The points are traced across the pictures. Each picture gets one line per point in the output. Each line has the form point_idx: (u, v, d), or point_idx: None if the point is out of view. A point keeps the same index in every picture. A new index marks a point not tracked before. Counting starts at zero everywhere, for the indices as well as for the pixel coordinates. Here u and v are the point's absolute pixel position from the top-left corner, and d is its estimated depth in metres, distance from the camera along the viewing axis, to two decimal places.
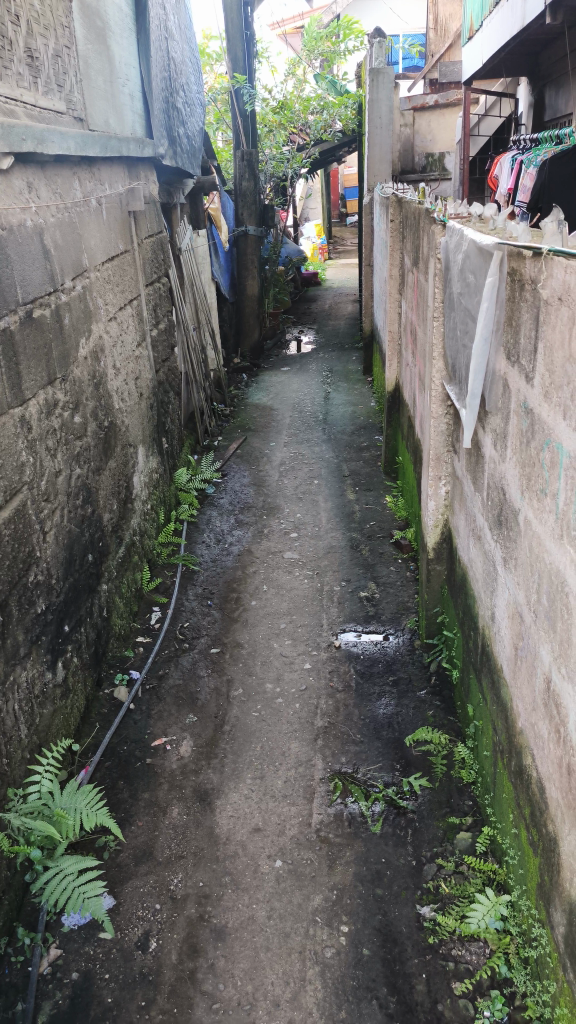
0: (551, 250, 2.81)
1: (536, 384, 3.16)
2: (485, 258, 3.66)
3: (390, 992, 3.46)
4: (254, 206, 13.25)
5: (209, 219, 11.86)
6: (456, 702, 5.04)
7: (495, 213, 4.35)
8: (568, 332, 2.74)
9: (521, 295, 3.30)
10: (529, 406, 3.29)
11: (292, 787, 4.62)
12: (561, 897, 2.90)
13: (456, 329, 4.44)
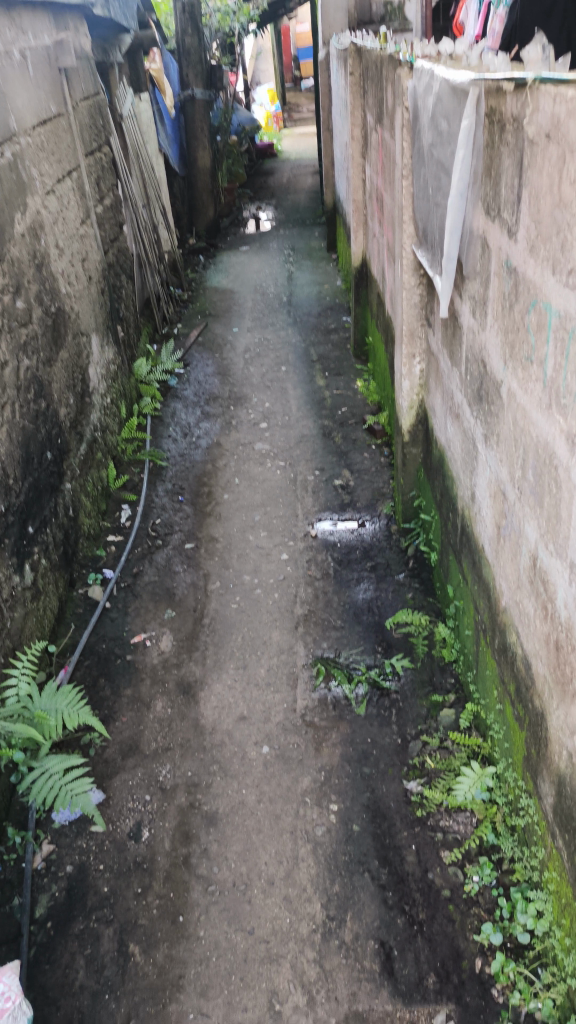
0: (538, 78, 2.48)
1: (519, 239, 2.89)
2: (459, 99, 3.29)
3: (382, 864, 3.55)
4: (200, 65, 12.13)
5: (151, 81, 10.79)
6: (435, 582, 4.98)
7: (468, 50, 3.91)
8: (557, 174, 2.45)
9: (502, 139, 2.98)
10: (512, 264, 3.03)
11: (275, 674, 4.62)
12: (549, 768, 2.91)
13: (428, 187, 4.08)
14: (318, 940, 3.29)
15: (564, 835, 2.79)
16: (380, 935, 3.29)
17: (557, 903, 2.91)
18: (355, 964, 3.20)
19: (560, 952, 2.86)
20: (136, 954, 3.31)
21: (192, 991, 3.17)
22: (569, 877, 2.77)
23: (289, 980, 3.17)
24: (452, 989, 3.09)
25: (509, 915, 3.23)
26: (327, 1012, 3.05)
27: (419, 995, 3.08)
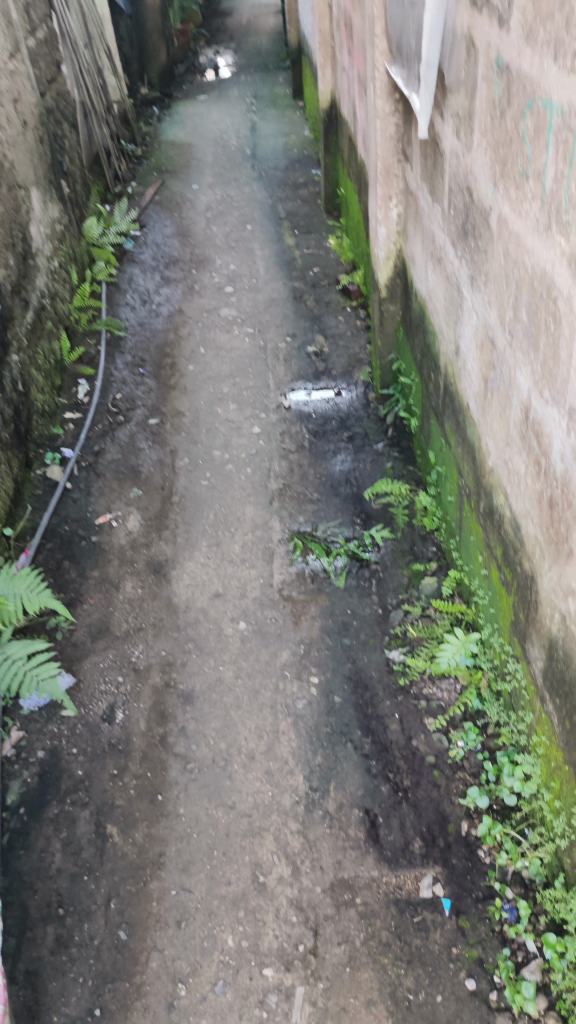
0: None
1: (513, 23, 2.38)
2: None
3: (364, 734, 3.48)
4: None
5: None
6: (415, 452, 4.65)
7: None
8: None
9: None
10: (503, 64, 2.51)
11: (250, 549, 4.39)
12: (539, 632, 2.72)
13: None
14: (301, 812, 3.25)
15: (554, 698, 2.64)
16: (365, 804, 3.25)
17: (546, 767, 2.81)
18: (340, 834, 3.16)
19: (549, 814, 2.79)
20: (114, 835, 3.25)
21: (174, 868, 3.13)
22: (561, 743, 2.63)
23: (273, 851, 3.13)
24: (438, 853, 3.07)
25: (495, 778, 3.18)
26: (312, 880, 3.03)
27: (404, 859, 3.07)
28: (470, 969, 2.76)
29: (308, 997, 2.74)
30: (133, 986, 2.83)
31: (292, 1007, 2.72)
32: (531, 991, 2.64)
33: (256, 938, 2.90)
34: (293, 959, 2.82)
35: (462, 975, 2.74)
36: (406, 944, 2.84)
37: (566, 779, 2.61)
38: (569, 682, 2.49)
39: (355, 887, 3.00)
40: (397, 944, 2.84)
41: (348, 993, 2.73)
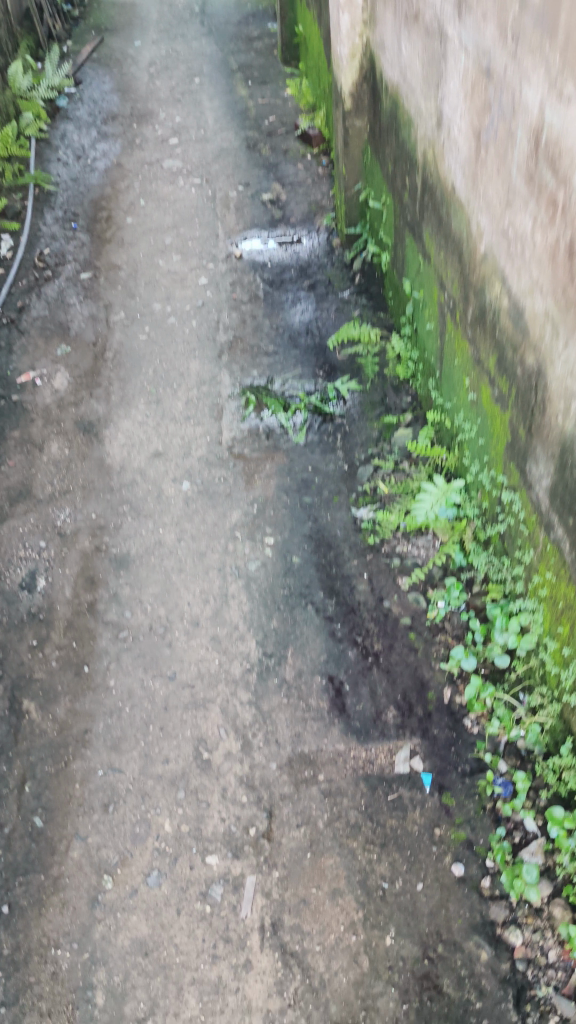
0: None
1: None
2: None
3: (328, 595, 2.97)
4: None
5: None
6: (386, 291, 3.99)
7: None
8: None
9: None
10: None
11: (195, 407, 3.73)
12: (546, 439, 2.17)
13: None
14: (253, 681, 2.75)
15: (565, 516, 2.11)
16: (328, 669, 2.76)
17: (550, 611, 2.27)
18: (299, 706, 2.67)
19: (554, 667, 2.26)
20: (32, 710, 2.78)
21: (101, 746, 2.66)
22: (572, 573, 2.10)
23: (220, 725, 2.65)
24: (416, 723, 2.57)
25: (483, 639, 2.68)
26: (266, 756, 2.55)
27: (376, 731, 2.57)
28: (457, 854, 2.26)
29: (260, 888, 2.27)
30: (49, 879, 2.38)
31: (240, 900, 2.26)
32: (534, 876, 2.16)
33: (199, 823, 2.43)
34: (242, 845, 2.36)
35: (448, 860, 2.25)
36: (379, 826, 2.35)
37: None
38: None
39: (318, 764, 2.52)
40: (368, 825, 2.36)
41: (308, 882, 2.26)
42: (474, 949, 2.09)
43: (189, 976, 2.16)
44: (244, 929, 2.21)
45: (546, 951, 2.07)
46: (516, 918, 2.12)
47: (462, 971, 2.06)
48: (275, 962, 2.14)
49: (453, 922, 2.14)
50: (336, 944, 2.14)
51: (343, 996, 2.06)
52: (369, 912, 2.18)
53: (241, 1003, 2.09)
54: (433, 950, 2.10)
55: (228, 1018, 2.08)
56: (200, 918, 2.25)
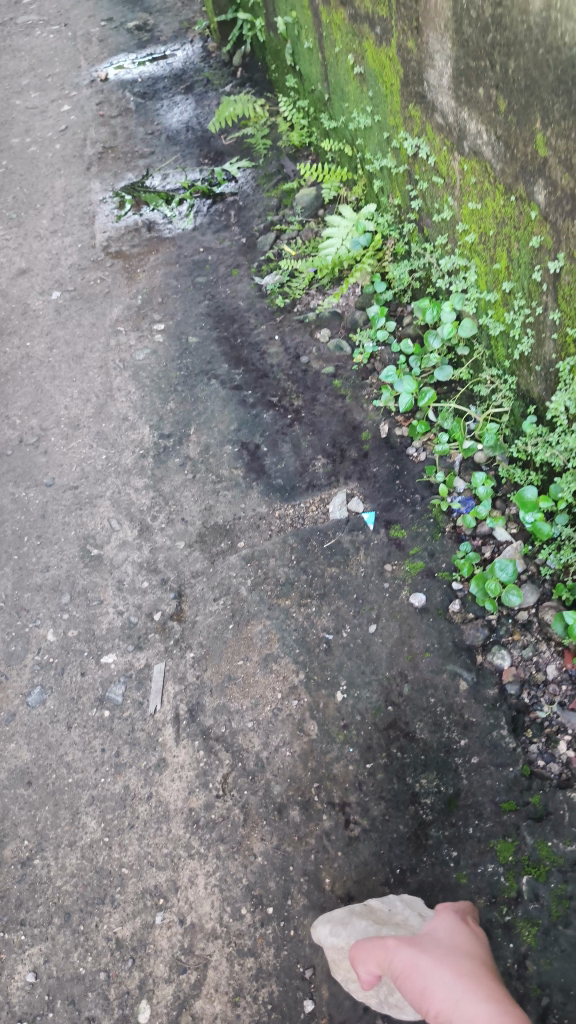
0: None
1: None
2: None
3: (234, 366, 2.39)
4: None
5: None
6: (269, 70, 3.42)
7: None
8: None
9: None
10: None
11: (63, 219, 3.15)
12: (436, 13, 1.64)
13: None
14: (149, 467, 2.18)
15: (474, 98, 1.59)
16: (241, 438, 2.19)
17: (484, 261, 1.75)
18: (208, 480, 2.11)
19: (499, 331, 1.76)
20: None
21: None
22: (495, 172, 1.59)
23: (110, 517, 2.08)
24: (351, 466, 2.04)
25: (416, 353, 2.12)
26: (171, 537, 2.00)
27: (304, 484, 2.04)
28: (415, 583, 1.75)
29: (172, 675, 1.73)
30: None
31: (148, 695, 1.71)
32: (511, 574, 1.63)
33: (89, 623, 1.87)
34: (146, 634, 1.81)
35: (405, 593, 1.74)
36: (316, 577, 1.82)
37: (518, 223, 1.55)
38: (494, 18, 1.42)
39: (236, 533, 1.96)
40: (302, 579, 1.82)
41: (233, 656, 1.72)
42: (450, 681, 1.59)
43: (86, 796, 1.60)
44: (154, 727, 1.66)
45: (544, 667, 1.55)
46: (499, 637, 1.62)
47: (438, 710, 1.56)
48: (196, 753, 1.60)
49: (419, 657, 1.63)
50: (274, 717, 1.61)
51: (288, 773, 1.54)
52: (311, 670, 1.66)
53: (156, 811, 1.55)
54: (397, 694, 1.60)
55: (140, 831, 1.53)
56: (97, 728, 1.69)
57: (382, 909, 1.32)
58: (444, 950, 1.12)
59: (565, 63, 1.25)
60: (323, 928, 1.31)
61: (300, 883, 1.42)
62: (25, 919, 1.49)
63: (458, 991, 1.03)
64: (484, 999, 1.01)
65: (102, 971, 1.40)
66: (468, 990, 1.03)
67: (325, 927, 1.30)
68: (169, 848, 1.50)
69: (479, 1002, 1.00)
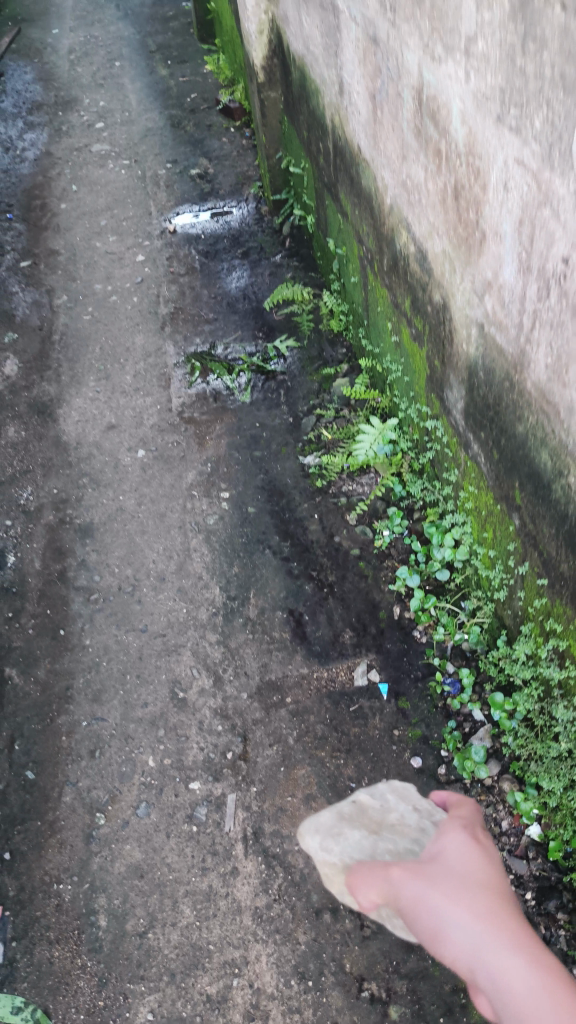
0: None
1: None
2: None
3: (283, 538, 3.13)
4: None
5: None
6: (315, 254, 4.24)
7: None
8: None
9: None
10: None
11: (144, 378, 3.91)
12: (457, 367, 2.43)
13: None
14: (220, 623, 2.91)
15: (478, 434, 2.39)
16: (289, 604, 2.93)
17: (477, 522, 2.55)
18: (264, 639, 2.84)
19: (484, 571, 2.54)
20: (14, 677, 2.87)
21: (83, 699, 2.78)
22: (488, 483, 2.40)
23: (192, 665, 2.81)
24: (371, 640, 2.78)
25: (424, 557, 2.90)
26: (237, 687, 2.73)
27: (336, 652, 2.77)
28: (414, 748, 2.50)
29: (241, 803, 2.47)
30: (46, 824, 2.51)
31: (223, 817, 2.46)
32: (481, 756, 2.41)
33: (179, 754, 2.61)
34: (221, 768, 2.55)
35: (407, 755, 2.49)
36: (344, 734, 2.56)
37: (500, 522, 2.36)
38: (494, 407, 2.22)
39: (285, 689, 2.69)
40: (334, 735, 2.56)
41: (284, 793, 2.47)
42: None
43: (182, 889, 2.34)
44: (229, 842, 2.41)
45: (500, 821, 2.30)
46: (471, 796, 2.37)
47: None
48: (259, 865, 2.35)
49: None
50: None
51: (322, 885, 2.29)
52: None
53: (231, 905, 2.29)
54: None
55: (221, 919, 2.28)
56: (188, 839, 2.44)
57: (372, 810, 1.81)
58: (450, 883, 1.17)
59: (534, 470, 2.06)
60: (313, 839, 1.79)
61: (330, 965, 2.17)
62: (144, 974, 2.22)
63: (479, 933, 1.09)
64: (507, 944, 1.07)
65: (198, 1015, 2.14)
66: (487, 930, 1.09)
67: (315, 837, 1.79)
68: (241, 933, 2.25)
69: (502, 951, 1.07)
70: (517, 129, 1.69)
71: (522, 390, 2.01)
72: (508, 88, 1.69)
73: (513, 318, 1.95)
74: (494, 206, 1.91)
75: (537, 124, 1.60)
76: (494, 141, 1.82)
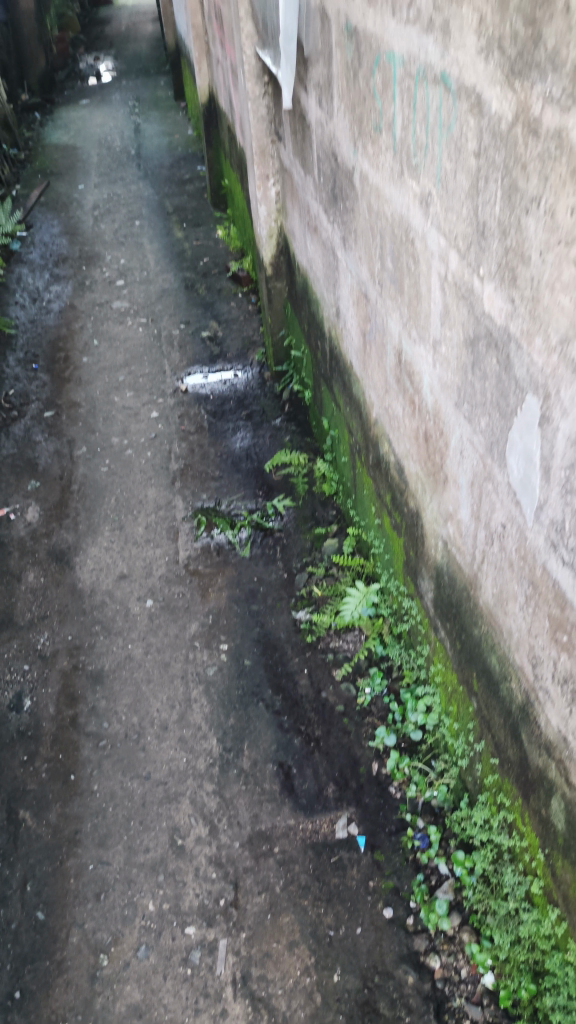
0: None
1: None
2: None
3: (275, 692, 3.52)
4: None
5: None
6: (310, 421, 4.85)
7: None
8: None
9: None
10: (352, 26, 2.70)
11: (154, 530, 4.38)
12: (427, 564, 2.92)
13: None
14: (216, 773, 3.27)
15: (445, 622, 2.83)
16: (278, 757, 3.29)
17: (446, 693, 2.98)
18: (256, 789, 3.20)
19: (450, 737, 2.96)
20: (28, 819, 3.20)
21: (90, 843, 3.10)
22: (453, 665, 2.83)
23: (190, 814, 3.15)
24: (351, 794, 3.14)
25: (401, 717, 3.30)
26: (230, 836, 3.06)
27: (320, 805, 3.12)
28: (386, 899, 2.83)
29: (231, 948, 2.77)
30: (54, 963, 2.79)
31: (215, 959, 2.75)
32: (444, 909, 2.74)
33: (177, 899, 2.92)
34: (214, 914, 2.86)
35: (380, 905, 2.81)
36: (325, 884, 2.89)
37: (463, 700, 2.78)
38: (456, 607, 2.68)
39: (274, 838, 3.04)
40: (316, 885, 2.89)
41: (270, 938, 2.77)
42: (403, 976, 2.64)
43: None
44: (219, 984, 2.69)
45: (459, 969, 2.62)
46: (434, 946, 2.69)
47: (394, 994, 2.60)
48: (246, 1007, 2.62)
49: (386, 954, 2.69)
50: (295, 986, 2.65)
51: None
52: (319, 956, 2.71)
53: None
54: (371, 979, 2.64)
55: None
56: (182, 980, 2.71)
57: None
58: None
59: (486, 670, 2.49)
60: None
61: None
62: None
63: None
64: None
65: None
66: None
67: None
68: None
69: None
70: (469, 418, 2.25)
71: (475, 601, 2.48)
72: (462, 389, 2.26)
73: (468, 545, 2.45)
74: (454, 461, 2.44)
75: (482, 424, 2.15)
76: (453, 417, 2.37)
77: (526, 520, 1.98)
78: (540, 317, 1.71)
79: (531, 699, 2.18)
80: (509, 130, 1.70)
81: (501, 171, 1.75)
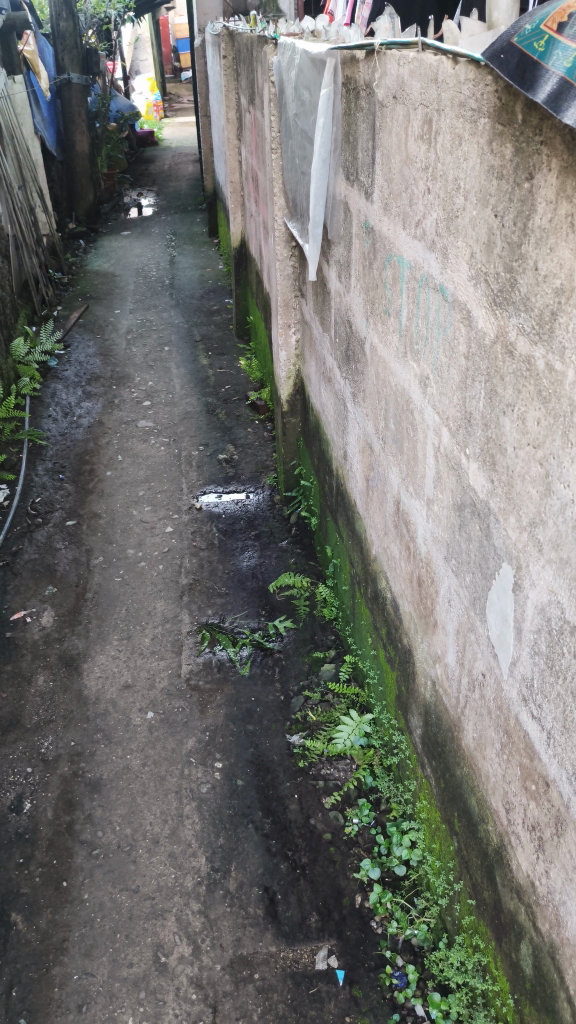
0: (384, 43, 2.67)
1: (375, 199, 3.05)
2: (319, 72, 3.56)
3: (265, 814, 3.64)
4: (76, 50, 11.52)
5: (27, 65, 10.08)
6: (315, 547, 5.15)
7: (327, 29, 4.13)
8: (404, 134, 2.63)
9: (357, 106, 3.18)
10: (370, 226, 3.17)
11: (160, 643, 4.60)
12: (417, 700, 3.12)
13: (295, 158, 4.28)
14: (203, 892, 3.35)
15: (430, 758, 3.00)
16: (264, 881, 3.38)
17: (429, 829, 3.11)
18: (241, 910, 3.27)
19: (432, 875, 3.06)
20: (18, 923, 3.27)
21: (76, 953, 3.15)
22: (437, 802, 2.98)
23: (174, 931, 3.21)
24: (334, 925, 3.21)
25: (386, 850, 3.40)
26: (213, 957, 3.12)
27: (302, 933, 3.19)
28: None
29: None
30: None
31: None
32: None
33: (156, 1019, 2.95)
34: None
35: None
36: (303, 1015, 2.93)
37: (445, 838, 2.91)
38: (441, 744, 2.87)
39: (255, 963, 3.09)
40: (294, 1016, 2.93)
41: None
42: None
43: None
44: None
45: None
46: None
47: None
48: None
49: None
50: None
51: None
52: None
53: None
54: None
55: None
56: None
57: None
58: None
59: (467, 809, 2.65)
60: None
61: None
62: None
63: None
64: None
65: None
66: None
67: None
68: None
69: None
70: (456, 573, 2.52)
71: (458, 741, 2.68)
72: (451, 546, 2.54)
73: (453, 687, 2.67)
74: (442, 608, 2.70)
75: (467, 580, 2.42)
76: (443, 570, 2.64)
77: (502, 672, 2.22)
78: (513, 500, 2.01)
79: (504, 840, 2.34)
80: (491, 345, 2.06)
81: (484, 377, 2.11)
